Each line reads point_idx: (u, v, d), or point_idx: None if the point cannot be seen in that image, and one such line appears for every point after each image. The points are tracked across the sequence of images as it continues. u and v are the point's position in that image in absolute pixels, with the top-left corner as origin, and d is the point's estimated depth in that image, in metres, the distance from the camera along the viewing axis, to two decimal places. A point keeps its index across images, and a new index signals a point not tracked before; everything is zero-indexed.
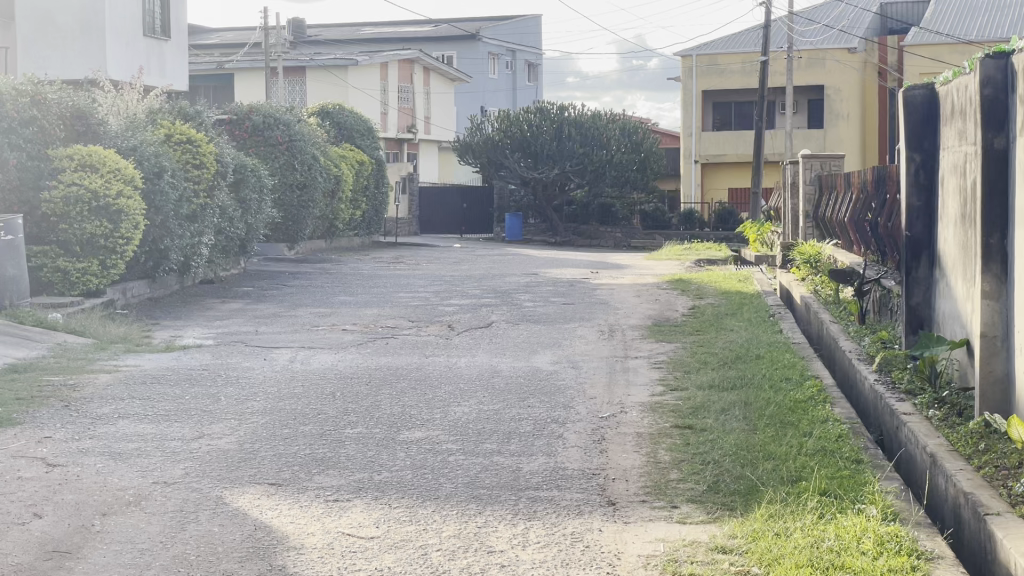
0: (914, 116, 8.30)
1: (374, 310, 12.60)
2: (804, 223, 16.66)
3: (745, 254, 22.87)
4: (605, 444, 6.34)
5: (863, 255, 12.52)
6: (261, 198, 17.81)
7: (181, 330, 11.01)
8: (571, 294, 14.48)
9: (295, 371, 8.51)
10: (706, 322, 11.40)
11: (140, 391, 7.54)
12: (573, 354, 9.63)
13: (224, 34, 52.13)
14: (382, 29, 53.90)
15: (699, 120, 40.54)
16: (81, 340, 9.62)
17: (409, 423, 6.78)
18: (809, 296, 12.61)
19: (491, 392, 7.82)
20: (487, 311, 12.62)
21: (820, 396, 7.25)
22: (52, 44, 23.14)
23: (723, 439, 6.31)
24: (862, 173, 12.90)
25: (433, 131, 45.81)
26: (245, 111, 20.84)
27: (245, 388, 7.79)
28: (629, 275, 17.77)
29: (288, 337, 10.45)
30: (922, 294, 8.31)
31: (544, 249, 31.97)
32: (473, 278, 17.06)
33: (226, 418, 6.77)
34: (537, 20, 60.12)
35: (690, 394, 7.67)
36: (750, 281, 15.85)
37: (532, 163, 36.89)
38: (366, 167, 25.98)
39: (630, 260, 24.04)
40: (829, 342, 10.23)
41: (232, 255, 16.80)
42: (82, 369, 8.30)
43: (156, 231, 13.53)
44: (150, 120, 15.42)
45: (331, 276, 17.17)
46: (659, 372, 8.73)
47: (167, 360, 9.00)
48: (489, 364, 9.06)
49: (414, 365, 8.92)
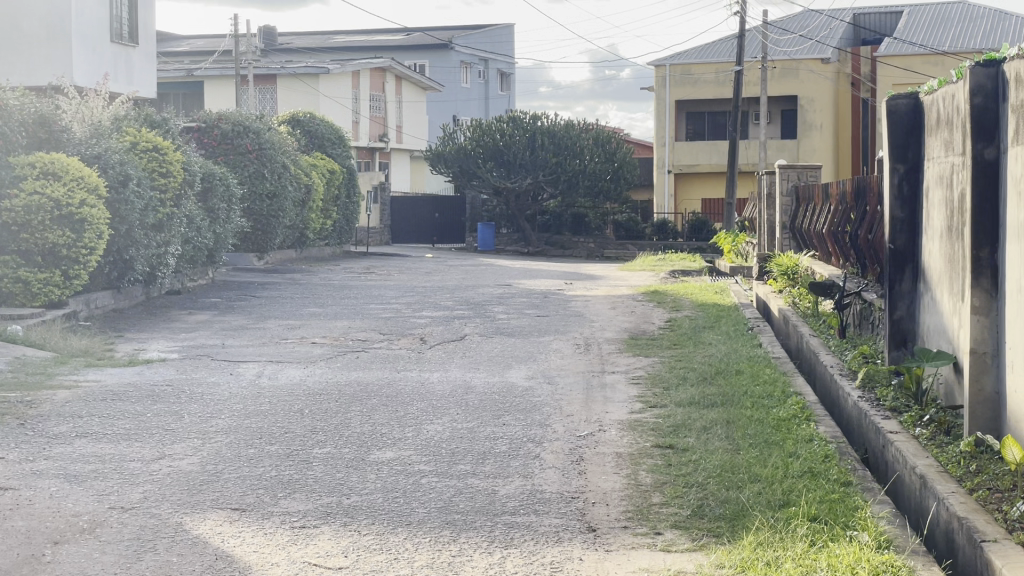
0: (898, 126, 8.09)
1: (345, 323, 12.34)
2: (781, 236, 16.47)
3: (720, 265, 22.69)
4: (583, 465, 6.10)
5: (842, 267, 12.29)
6: (229, 208, 17.53)
7: (145, 343, 10.74)
8: (545, 306, 14.24)
9: (262, 387, 8.24)
10: (683, 336, 11.18)
11: (100, 408, 7.27)
12: (549, 369, 9.39)
13: (194, 41, 51.80)
14: (353, 38, 53.64)
15: (671, 130, 40.37)
16: (40, 354, 9.34)
17: (380, 442, 6.53)
18: (787, 308, 12.38)
19: (465, 410, 7.57)
20: (460, 323, 12.37)
21: (804, 413, 7.01)
22: (17, 50, 22.78)
23: (704, 460, 6.07)
24: (840, 184, 12.69)
25: (405, 140, 45.57)
26: (214, 119, 20.51)
27: (209, 404, 7.53)
28: (604, 287, 17.56)
29: (255, 350, 10.17)
30: (905, 307, 8.08)
31: (517, 259, 31.74)
32: (446, 289, 16.81)
33: (189, 437, 6.50)
34: (509, 29, 60.01)
35: (670, 412, 7.44)
36: (727, 293, 15.64)
37: (504, 173, 36.56)
38: (336, 175, 25.70)
39: (603, 270, 23.86)
40: (808, 356, 10.02)
41: (199, 266, 16.50)
42: (40, 385, 8.01)
43: (121, 241, 13.24)
44: (115, 127, 15.14)
45: (301, 287, 16.90)
46: (637, 388, 8.48)
47: (130, 374, 8.72)
48: (462, 379, 8.80)
49: (384, 381, 8.66)
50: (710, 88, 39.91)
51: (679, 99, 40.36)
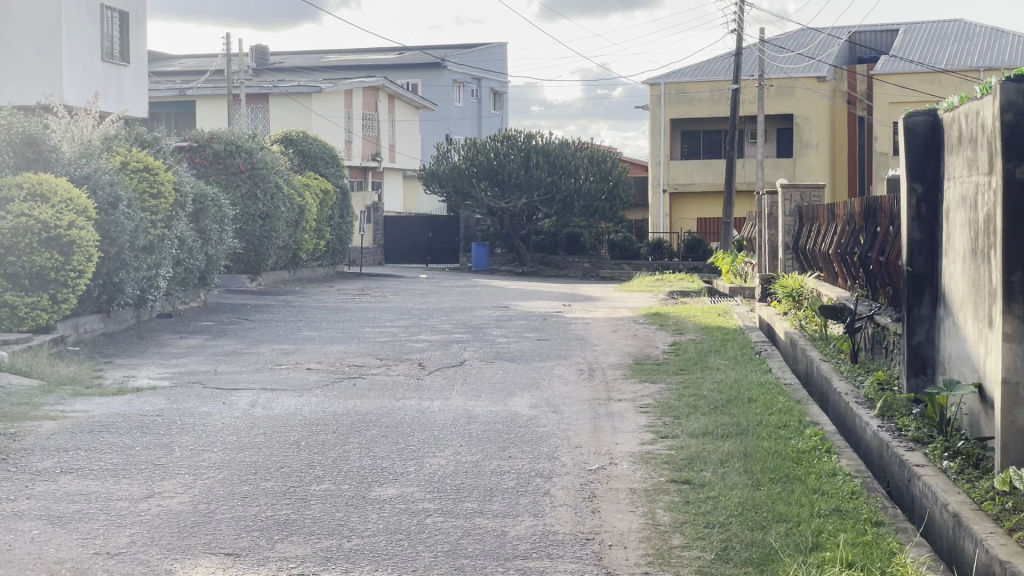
0: (915, 145, 7.77)
1: (340, 347, 12.00)
2: (784, 257, 16.15)
3: (718, 285, 22.35)
4: (596, 502, 5.78)
5: (850, 290, 11.99)
6: (221, 228, 17.19)
7: (135, 370, 10.38)
8: (544, 329, 13.91)
9: (256, 417, 7.90)
10: (690, 360, 10.85)
11: (87, 441, 6.94)
12: (553, 396, 9.04)
13: (186, 61, 51.50)
14: (346, 57, 53.40)
15: (666, 149, 40.10)
16: (25, 382, 8.99)
17: (381, 477, 6.20)
18: (794, 331, 12.09)
19: (468, 442, 7.24)
20: (458, 347, 12.03)
21: (824, 445, 6.70)
22: (6, 70, 22.51)
23: (723, 496, 5.76)
24: (847, 203, 12.40)
25: (397, 159, 45.26)
26: (206, 138, 20.16)
27: (201, 436, 7.20)
28: (604, 308, 17.22)
29: (249, 378, 9.81)
30: (924, 333, 7.76)
31: (512, 280, 31.36)
32: (442, 311, 16.47)
33: (180, 474, 6.18)
34: (502, 48, 59.77)
35: (683, 443, 7.13)
36: (730, 315, 15.35)
37: (499, 193, 36.16)
38: (330, 196, 25.39)
39: (601, 291, 23.53)
40: (819, 381, 9.70)
41: (191, 288, 16.17)
42: (26, 416, 7.68)
43: (112, 264, 12.90)
44: (104, 147, 14.82)
45: (295, 310, 16.55)
46: (646, 417, 8.16)
47: (117, 403, 8.38)
48: (464, 408, 8.47)
49: (383, 410, 8.31)
50: (705, 107, 39.67)
51: (673, 118, 40.12)
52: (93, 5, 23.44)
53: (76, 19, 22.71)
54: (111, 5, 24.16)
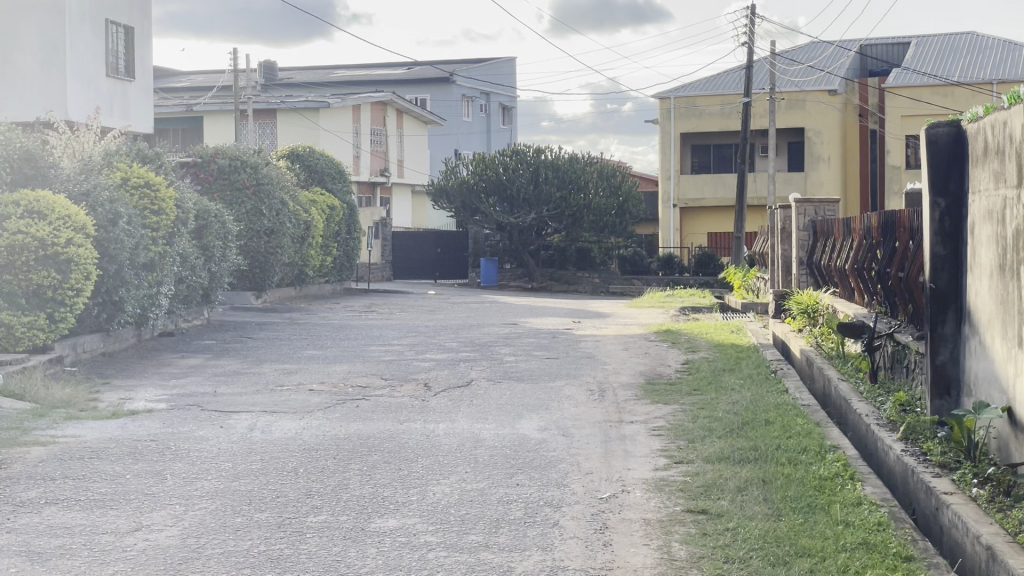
0: (938, 158, 7.43)
1: (344, 367, 11.71)
2: (798, 272, 15.83)
3: (731, 301, 22.03)
4: (609, 535, 5.48)
5: (868, 307, 11.68)
6: (225, 245, 16.90)
7: (132, 392, 10.07)
8: (554, 347, 13.60)
9: (254, 443, 7.60)
10: (703, 380, 10.52)
11: (77, 470, 6.65)
12: (562, 419, 8.72)
13: (193, 77, 51.31)
14: (354, 72, 53.19)
15: (676, 163, 39.79)
16: (17, 405, 8.69)
17: (382, 508, 5.89)
18: (810, 349, 11.77)
19: (475, 468, 6.93)
20: (465, 366, 11.73)
21: (846, 472, 6.38)
22: (10, 85, 22.27)
23: (745, 528, 5.45)
24: (864, 217, 12.11)
25: (406, 174, 45.00)
26: (211, 153, 19.92)
27: (196, 463, 6.90)
28: (615, 325, 16.91)
29: (250, 400, 9.49)
30: (949, 352, 7.41)
31: (522, 296, 31.07)
32: (449, 329, 16.16)
33: (170, 504, 5.88)
34: (510, 63, 59.55)
35: (699, 470, 6.81)
36: (744, 332, 15.03)
37: (507, 208, 35.86)
38: (336, 211, 25.11)
39: (612, 307, 23.23)
40: (837, 402, 9.39)
41: (194, 306, 15.86)
42: (14, 442, 7.39)
43: (111, 282, 12.60)
44: (105, 162, 14.56)
45: (299, 328, 16.24)
46: (659, 441, 7.85)
47: (111, 428, 8.08)
48: (470, 431, 8.15)
49: (386, 434, 8.01)
50: (715, 121, 39.40)
51: (683, 131, 39.83)
52: (98, 20, 23.20)
53: (80, 33, 22.46)
54: (116, 20, 23.92)
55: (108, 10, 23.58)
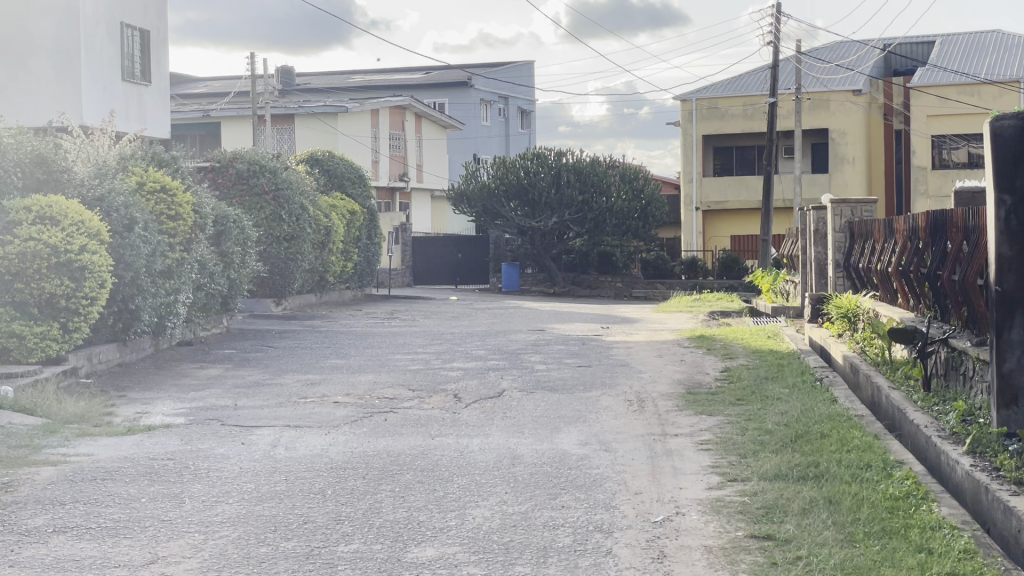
0: (1002, 154, 6.39)
1: (368, 377, 11.22)
2: (834, 275, 15.30)
3: (759, 304, 21.53)
4: (669, 566, 5.00)
5: (915, 312, 11.17)
6: (244, 251, 16.45)
7: (149, 405, 9.62)
8: (585, 354, 13.11)
9: (278, 461, 7.14)
10: (745, 389, 10.03)
11: (88, 492, 6.19)
12: (603, 432, 8.25)
13: (210, 84, 50.98)
14: (372, 77, 52.80)
15: (699, 166, 39.29)
16: (27, 421, 8.24)
17: (419, 535, 5.43)
18: (854, 356, 11.29)
19: (514, 488, 6.46)
20: (496, 376, 11.25)
21: (919, 492, 5.87)
22: (24, 89, 21.92)
23: (818, 556, 4.96)
24: (909, 218, 11.57)
25: (425, 178, 44.58)
26: (229, 157, 19.51)
27: (216, 485, 6.45)
28: (645, 331, 16.36)
29: (270, 415, 9.02)
30: (1017, 359, 6.38)
31: (546, 301, 30.60)
32: (475, 336, 15.67)
33: (189, 532, 5.42)
34: (528, 67, 59.09)
35: (757, 488, 6.32)
36: (781, 338, 14.53)
37: (529, 212, 35.35)
38: (356, 217, 24.65)
39: (639, 311, 22.78)
40: (889, 411, 8.87)
41: (213, 315, 15.42)
42: (24, 461, 6.95)
43: (127, 290, 12.13)
44: (120, 167, 14.13)
45: (322, 336, 15.77)
46: (709, 456, 7.37)
47: (126, 446, 7.63)
48: (507, 447, 7.67)
49: (417, 451, 7.53)
50: (739, 123, 38.93)
51: (705, 134, 39.33)
52: (113, 23, 22.79)
53: (95, 35, 22.08)
54: (132, 23, 23.51)
55: (123, 13, 23.18)
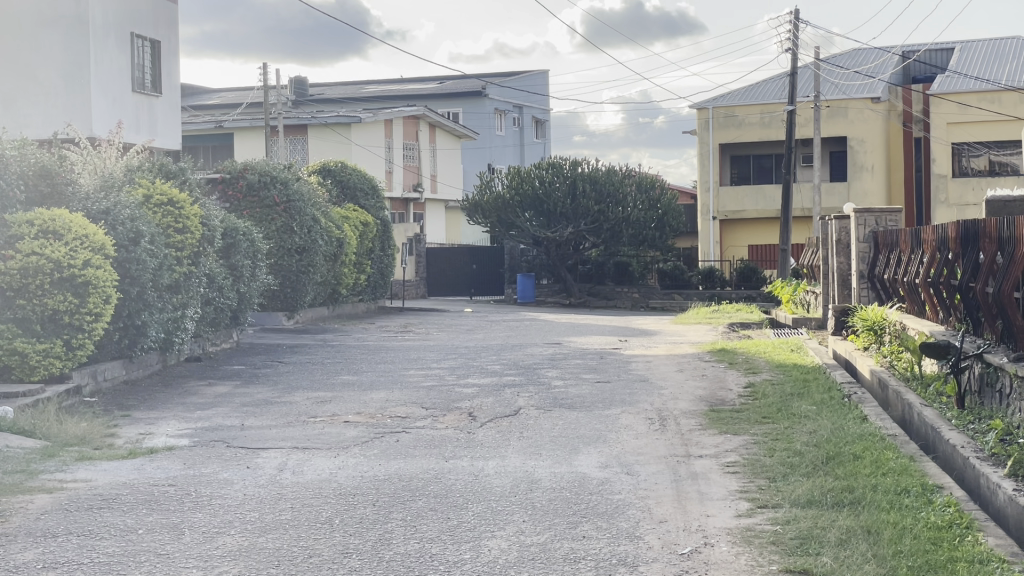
0: None
1: (380, 395, 10.88)
2: (859, 286, 14.94)
3: (780, 315, 21.19)
4: None
5: (946, 325, 10.83)
6: (254, 263, 16.13)
7: (153, 426, 9.30)
8: (604, 370, 12.76)
9: (284, 486, 6.81)
10: (772, 406, 9.67)
11: (83, 523, 5.86)
12: (624, 454, 7.90)
13: (223, 95, 50.75)
14: (385, 87, 52.52)
15: (716, 175, 38.94)
16: (25, 444, 7.92)
17: (430, 570, 5.09)
18: (882, 371, 10.95)
19: (533, 516, 6.11)
20: (512, 393, 10.89)
21: (964, 520, 5.52)
22: (33, 100, 21.67)
23: None
24: (937, 227, 11.21)
25: (439, 189, 44.26)
26: (240, 169, 19.22)
27: (218, 514, 6.11)
28: (665, 344, 16.01)
29: (278, 435, 8.67)
30: None
31: (561, 312, 30.26)
32: (490, 350, 15.32)
33: (185, 568, 5.08)
34: (543, 76, 58.74)
35: (789, 516, 5.97)
36: (805, 351, 14.17)
37: (544, 222, 35.01)
38: (369, 228, 24.32)
39: (656, 323, 22.41)
40: (922, 429, 8.52)
41: (222, 329, 15.09)
42: (19, 489, 6.62)
43: (133, 306, 11.79)
44: (128, 179, 13.82)
45: (333, 351, 15.44)
46: (737, 480, 7.02)
47: (126, 470, 7.30)
48: (524, 470, 7.34)
49: (430, 474, 7.19)
50: (756, 131, 38.56)
51: (722, 142, 38.97)
52: (123, 33, 22.53)
53: (105, 45, 21.81)
54: (143, 33, 23.25)
55: (134, 23, 22.89)
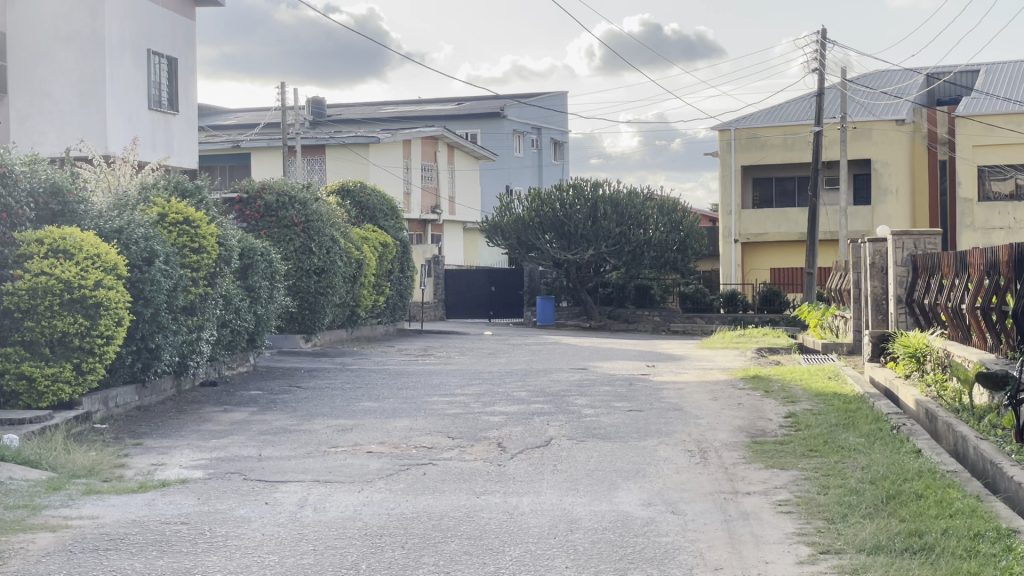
0: None
1: (402, 423, 10.38)
2: (896, 310, 14.43)
3: (808, 339, 20.71)
4: None
5: (996, 352, 10.31)
6: (272, 284, 15.64)
7: (166, 455, 8.82)
8: (634, 397, 12.26)
9: (305, 525, 6.32)
10: (817, 439, 9.17)
11: (87, 566, 5.39)
12: (666, 490, 7.40)
13: (240, 115, 50.38)
14: (402, 108, 52.15)
15: (738, 198, 38.42)
16: (30, 476, 7.46)
17: None
18: (927, 401, 10.43)
19: (576, 561, 5.62)
20: (541, 422, 10.38)
21: None
22: (47, 117, 21.30)
23: None
24: (986, 251, 10.69)
25: (457, 210, 43.82)
26: (257, 188, 18.77)
27: (234, 557, 5.63)
28: (694, 370, 15.50)
29: (297, 467, 8.19)
30: None
31: (585, 336, 29.74)
32: (512, 374, 14.81)
33: None
34: (560, 97, 58.40)
35: (857, 564, 5.46)
36: (841, 377, 13.66)
37: (565, 244, 34.47)
38: (389, 249, 23.82)
39: (683, 348, 21.87)
40: (979, 465, 8.00)
41: (238, 352, 14.61)
42: (19, 526, 6.15)
43: (147, 328, 11.31)
44: (143, 199, 13.32)
45: (353, 375, 14.98)
46: (794, 520, 6.53)
47: (136, 506, 6.82)
48: (562, 508, 6.84)
49: (462, 512, 6.70)
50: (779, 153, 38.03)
51: (744, 164, 38.45)
52: (140, 49, 22.13)
53: (120, 61, 21.40)
54: (160, 50, 22.86)
55: (151, 39, 22.48)
